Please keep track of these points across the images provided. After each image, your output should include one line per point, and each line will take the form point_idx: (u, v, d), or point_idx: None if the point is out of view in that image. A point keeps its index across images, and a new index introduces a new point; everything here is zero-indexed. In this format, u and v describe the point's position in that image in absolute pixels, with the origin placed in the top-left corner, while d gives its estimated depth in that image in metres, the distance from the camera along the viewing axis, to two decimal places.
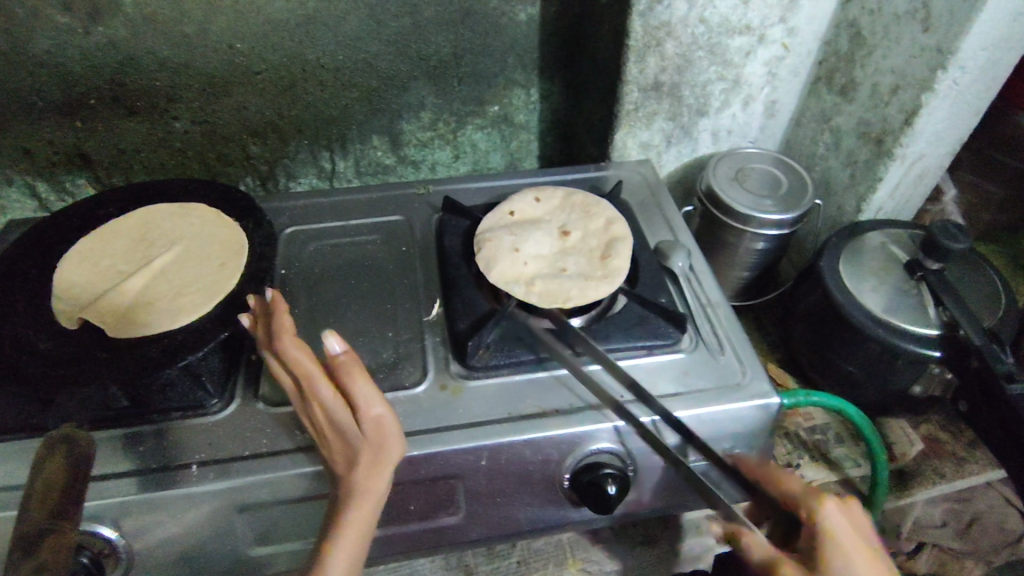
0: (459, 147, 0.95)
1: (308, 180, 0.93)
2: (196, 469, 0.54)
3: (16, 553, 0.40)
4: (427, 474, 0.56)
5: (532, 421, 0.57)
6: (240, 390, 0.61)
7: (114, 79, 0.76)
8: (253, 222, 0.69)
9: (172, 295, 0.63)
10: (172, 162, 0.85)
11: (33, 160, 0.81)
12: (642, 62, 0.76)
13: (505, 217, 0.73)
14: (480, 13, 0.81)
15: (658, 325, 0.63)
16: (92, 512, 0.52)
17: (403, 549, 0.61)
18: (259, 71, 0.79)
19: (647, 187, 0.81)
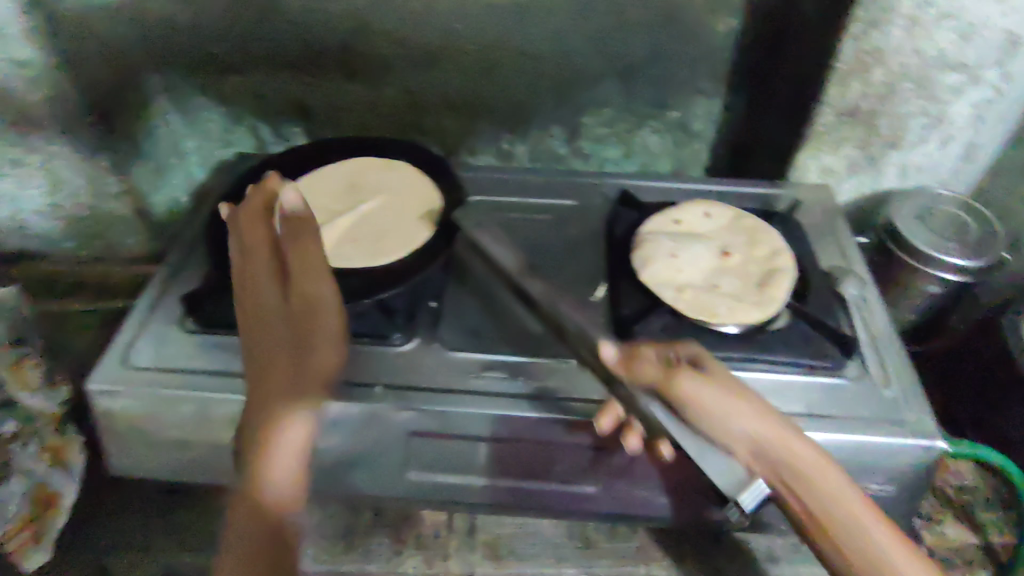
0: (631, 147, 0.98)
1: (485, 158, 0.99)
2: (379, 390, 0.61)
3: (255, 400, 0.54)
4: (576, 440, 0.60)
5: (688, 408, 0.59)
6: (421, 331, 0.66)
7: (347, 44, 0.85)
8: (448, 187, 0.76)
9: (377, 238, 0.70)
10: (374, 123, 0.94)
11: (262, 106, 0.92)
12: (844, 86, 0.75)
13: (676, 220, 0.73)
14: (684, 20, 0.84)
15: (825, 347, 0.64)
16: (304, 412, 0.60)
17: (537, 507, 0.65)
18: (470, 51, 0.86)
19: (823, 211, 0.81)
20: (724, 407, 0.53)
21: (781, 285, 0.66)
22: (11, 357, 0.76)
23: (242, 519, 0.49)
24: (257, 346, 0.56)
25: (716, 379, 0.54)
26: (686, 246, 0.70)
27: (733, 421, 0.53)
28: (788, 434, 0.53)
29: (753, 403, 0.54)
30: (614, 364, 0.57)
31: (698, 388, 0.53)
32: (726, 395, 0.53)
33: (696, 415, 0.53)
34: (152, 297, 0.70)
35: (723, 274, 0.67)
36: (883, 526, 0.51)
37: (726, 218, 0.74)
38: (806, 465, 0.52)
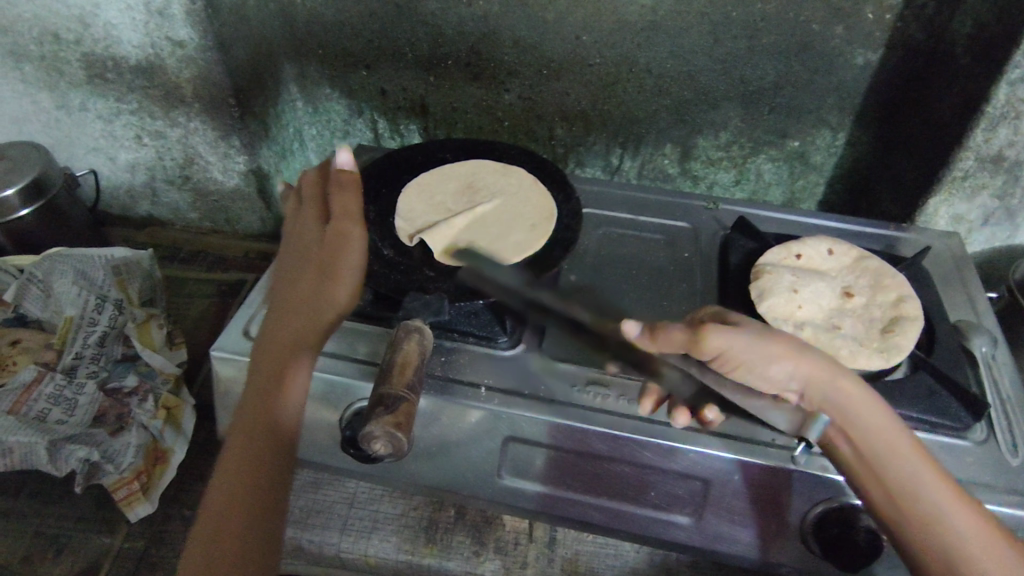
0: (744, 173, 0.96)
1: (593, 170, 0.99)
2: (483, 391, 0.62)
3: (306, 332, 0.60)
4: (677, 467, 0.59)
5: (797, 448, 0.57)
6: (526, 337, 0.67)
7: (474, 48, 0.87)
8: (564, 196, 0.76)
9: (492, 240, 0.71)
10: (488, 127, 0.96)
11: (385, 101, 0.96)
12: (991, 132, 0.71)
13: (797, 253, 0.71)
14: (818, 49, 0.82)
15: (949, 405, 0.60)
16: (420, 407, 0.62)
17: (623, 530, 0.64)
18: (593, 64, 0.86)
19: (952, 260, 0.76)
20: (758, 352, 0.51)
21: (908, 332, 0.63)
22: (143, 314, 0.82)
23: (227, 469, 0.53)
24: (275, 312, 0.61)
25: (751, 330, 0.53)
26: (806, 282, 0.67)
27: (770, 362, 0.51)
28: (833, 376, 0.51)
29: (790, 345, 0.52)
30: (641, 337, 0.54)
31: (729, 337, 0.51)
32: (761, 345, 0.51)
33: (731, 361, 0.52)
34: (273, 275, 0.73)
35: (846, 317, 0.65)
36: (917, 461, 0.49)
37: (849, 257, 0.71)
38: (844, 405, 0.50)
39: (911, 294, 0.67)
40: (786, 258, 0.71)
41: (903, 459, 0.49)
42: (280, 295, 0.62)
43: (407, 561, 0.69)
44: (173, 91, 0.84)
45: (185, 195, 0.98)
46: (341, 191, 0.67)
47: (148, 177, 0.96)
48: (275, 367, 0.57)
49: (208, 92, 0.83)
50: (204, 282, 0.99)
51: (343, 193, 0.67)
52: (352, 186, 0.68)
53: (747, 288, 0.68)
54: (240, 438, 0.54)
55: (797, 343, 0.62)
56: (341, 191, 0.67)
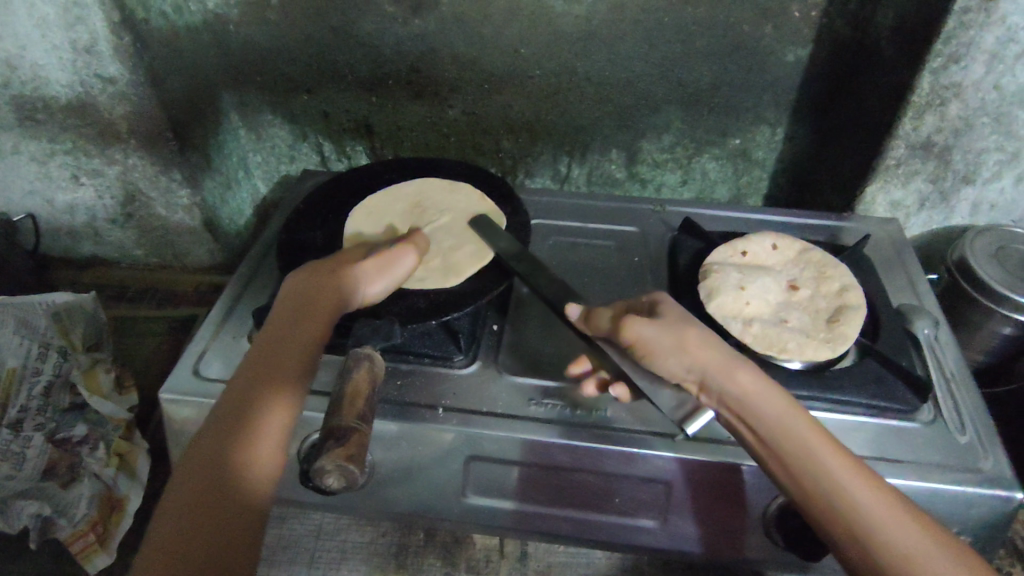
0: (690, 173, 0.98)
1: (542, 180, 1.00)
2: (440, 412, 0.61)
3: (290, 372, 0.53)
4: (639, 472, 0.59)
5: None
6: (482, 353, 0.67)
7: (413, 67, 0.87)
8: (512, 210, 0.77)
9: (442, 259, 0.71)
10: (435, 143, 0.96)
11: (329, 124, 0.95)
12: (918, 119, 0.73)
13: (743, 251, 0.72)
14: (751, 49, 0.83)
15: (897, 388, 0.61)
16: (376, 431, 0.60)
17: (592, 538, 0.64)
18: (533, 76, 0.87)
19: (893, 246, 0.79)
20: (669, 343, 0.52)
21: (852, 321, 0.64)
22: (87, 361, 0.81)
23: (185, 518, 0.44)
24: (254, 363, 0.53)
25: (666, 322, 0.53)
26: (752, 279, 0.69)
27: (678, 353, 0.51)
28: (732, 364, 0.51)
29: (700, 337, 0.52)
30: (580, 318, 0.57)
31: (645, 327, 0.52)
32: (676, 334, 0.52)
33: (646, 354, 0.52)
34: (221, 312, 0.72)
35: (794, 310, 0.66)
36: (834, 459, 0.47)
37: (793, 250, 0.73)
38: (766, 417, 0.49)
39: (856, 284, 0.68)
40: (732, 257, 0.72)
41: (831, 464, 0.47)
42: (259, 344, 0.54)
43: None
44: (108, 127, 0.82)
45: (129, 233, 0.96)
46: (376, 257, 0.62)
47: (89, 217, 0.94)
48: (254, 430, 0.49)
49: (144, 127, 0.81)
50: (155, 318, 0.99)
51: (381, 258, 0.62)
52: (400, 260, 0.63)
53: (696, 289, 0.68)
54: (194, 491, 0.45)
55: (746, 340, 0.63)
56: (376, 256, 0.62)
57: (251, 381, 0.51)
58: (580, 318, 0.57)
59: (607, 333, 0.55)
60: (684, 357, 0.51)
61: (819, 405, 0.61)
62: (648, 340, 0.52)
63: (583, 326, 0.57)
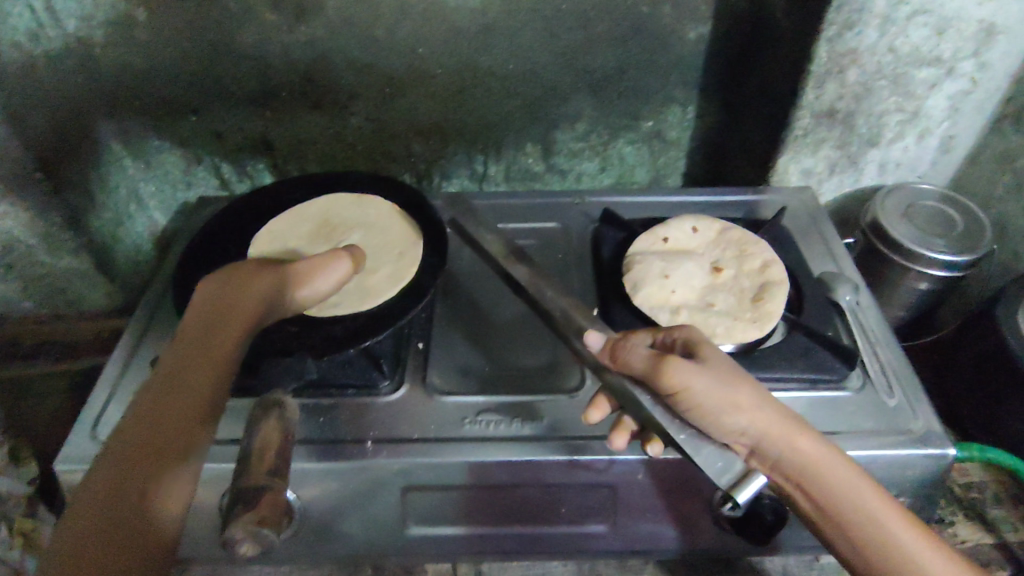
0: (607, 159, 0.96)
1: (459, 181, 0.96)
2: (369, 445, 0.57)
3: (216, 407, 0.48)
4: (583, 479, 0.57)
5: None
6: (409, 375, 0.63)
7: (306, 75, 0.82)
8: (427, 219, 0.73)
9: (355, 280, 0.66)
10: (341, 154, 0.91)
11: (224, 144, 0.89)
12: (820, 87, 0.73)
13: (664, 237, 0.71)
14: (651, 29, 0.82)
15: (825, 359, 0.62)
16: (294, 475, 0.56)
17: (545, 549, 0.62)
18: (434, 75, 0.83)
19: (809, 215, 0.79)
20: (721, 395, 0.48)
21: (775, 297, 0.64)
22: None
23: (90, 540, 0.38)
24: (190, 373, 0.47)
25: (712, 370, 0.49)
26: (675, 265, 0.68)
27: (729, 408, 0.48)
28: (791, 432, 0.48)
29: (752, 394, 0.49)
30: (607, 351, 0.55)
31: (692, 376, 0.48)
32: (723, 386, 0.48)
33: (690, 403, 0.49)
34: (120, 364, 0.65)
35: (720, 293, 0.66)
36: (880, 505, 0.47)
37: (711, 231, 0.73)
38: (813, 467, 0.47)
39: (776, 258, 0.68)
40: (655, 244, 0.71)
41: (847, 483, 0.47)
42: (188, 348, 0.49)
43: None
44: None
45: None
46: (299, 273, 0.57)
47: None
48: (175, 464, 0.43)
49: None
50: (52, 376, 0.90)
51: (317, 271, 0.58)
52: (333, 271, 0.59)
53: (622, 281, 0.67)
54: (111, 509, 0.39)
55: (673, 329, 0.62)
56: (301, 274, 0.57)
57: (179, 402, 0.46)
58: (609, 352, 0.55)
59: (643, 376, 0.52)
60: (731, 411, 0.48)
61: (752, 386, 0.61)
62: (692, 382, 0.48)
63: (613, 361, 0.55)
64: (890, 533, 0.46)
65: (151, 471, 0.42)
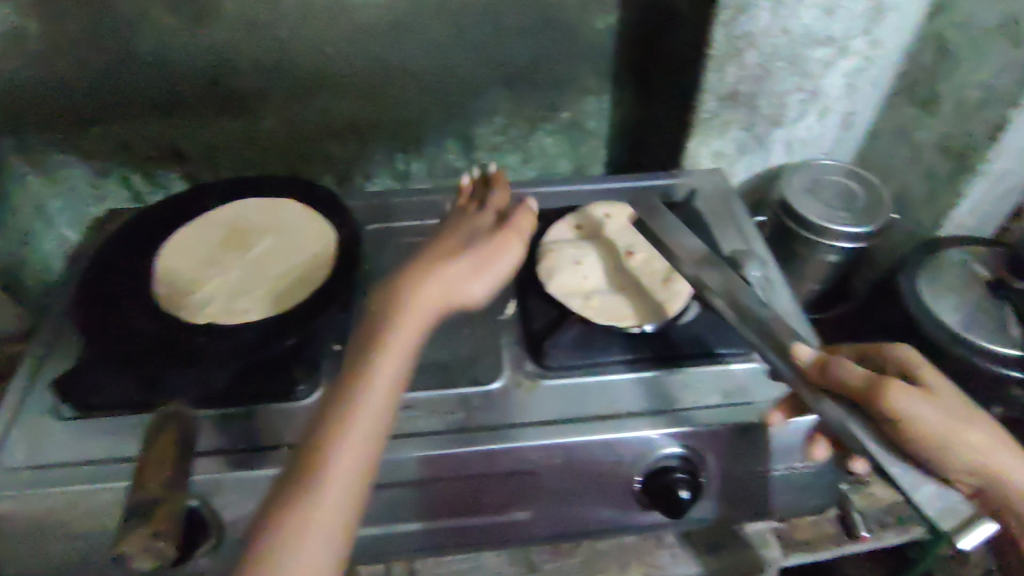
0: (529, 152, 0.97)
1: (382, 180, 0.95)
2: (284, 451, 0.56)
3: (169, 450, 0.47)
4: (502, 468, 0.58)
5: (618, 416, 0.59)
6: (325, 378, 0.63)
7: (211, 80, 0.80)
8: (340, 219, 0.72)
9: (267, 286, 0.66)
10: (257, 159, 0.89)
11: (131, 155, 0.85)
12: (721, 71, 0.76)
13: (575, 226, 0.73)
14: (559, 21, 0.83)
15: (731, 334, 0.64)
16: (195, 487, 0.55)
17: (473, 542, 0.62)
18: (346, 74, 0.83)
19: (720, 196, 0.82)
20: (948, 429, 0.45)
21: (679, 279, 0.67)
22: None
23: None
24: (336, 399, 0.45)
25: (936, 401, 0.46)
26: (587, 253, 0.70)
27: (963, 437, 0.45)
28: (966, 423, 0.45)
29: (980, 430, 0.45)
30: (815, 366, 0.48)
31: (919, 404, 0.44)
32: (948, 416, 0.45)
33: (918, 435, 0.44)
34: (21, 389, 0.63)
35: (631, 276, 0.68)
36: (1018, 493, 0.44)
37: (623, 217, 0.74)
38: (980, 459, 0.45)
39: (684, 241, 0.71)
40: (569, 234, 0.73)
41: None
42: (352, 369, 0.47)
43: None
44: None
45: None
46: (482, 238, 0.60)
47: None
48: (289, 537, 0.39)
49: None
50: None
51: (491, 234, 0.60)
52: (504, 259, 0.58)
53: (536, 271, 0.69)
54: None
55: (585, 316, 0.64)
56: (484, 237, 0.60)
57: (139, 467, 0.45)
58: (815, 370, 0.48)
59: (851, 391, 0.46)
60: (959, 446, 0.45)
61: (663, 364, 0.63)
62: (891, 390, 0.45)
63: (818, 381, 0.48)
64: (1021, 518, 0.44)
65: (288, 541, 0.39)
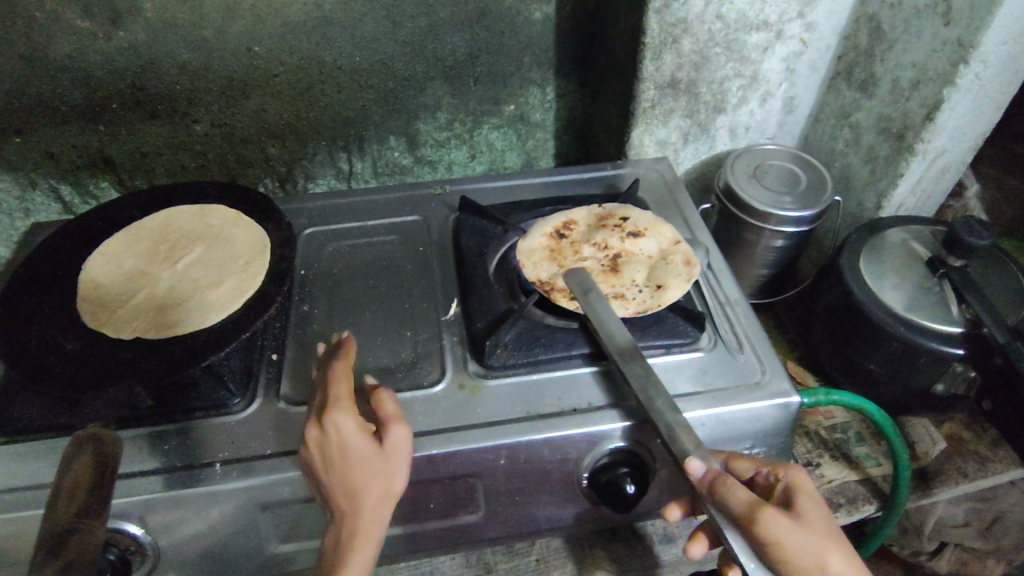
0: (475, 146, 0.96)
1: (326, 181, 0.93)
2: (218, 467, 0.54)
3: (92, 495, 0.44)
4: (445, 472, 0.56)
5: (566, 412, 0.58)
6: (262, 390, 0.61)
7: (135, 83, 0.77)
8: (273, 223, 0.70)
9: (197, 297, 0.64)
10: (192, 164, 0.86)
11: (58, 164, 0.82)
12: (658, 59, 0.75)
13: (570, 215, 0.72)
14: (496, 12, 0.82)
15: (677, 324, 0.63)
16: (118, 509, 0.53)
17: (423, 546, 0.61)
18: (278, 74, 0.80)
19: (664, 185, 0.82)
20: (813, 559, 0.44)
21: (683, 267, 0.66)
22: None
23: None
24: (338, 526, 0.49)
25: (805, 525, 0.46)
26: (592, 240, 0.69)
27: (826, 567, 0.44)
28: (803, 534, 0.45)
29: (846, 558, 0.45)
30: (705, 482, 0.47)
31: (783, 529, 0.44)
32: (815, 546, 0.45)
33: (781, 560, 0.44)
34: None
35: (625, 272, 0.66)
36: (815, 544, 0.45)
37: (622, 210, 0.73)
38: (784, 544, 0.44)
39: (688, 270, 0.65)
40: (598, 223, 0.72)
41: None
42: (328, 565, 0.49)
43: None
44: None
45: None
46: (364, 450, 0.49)
47: None
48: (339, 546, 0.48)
49: None
50: None
51: (367, 434, 0.50)
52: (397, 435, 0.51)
53: (535, 244, 0.69)
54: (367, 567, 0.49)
55: (568, 297, 0.62)
56: (366, 448, 0.49)
57: (77, 504, 0.43)
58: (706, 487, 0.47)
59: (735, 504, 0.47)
60: (817, 575, 0.44)
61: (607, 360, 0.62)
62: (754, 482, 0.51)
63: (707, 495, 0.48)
64: (815, 560, 0.44)
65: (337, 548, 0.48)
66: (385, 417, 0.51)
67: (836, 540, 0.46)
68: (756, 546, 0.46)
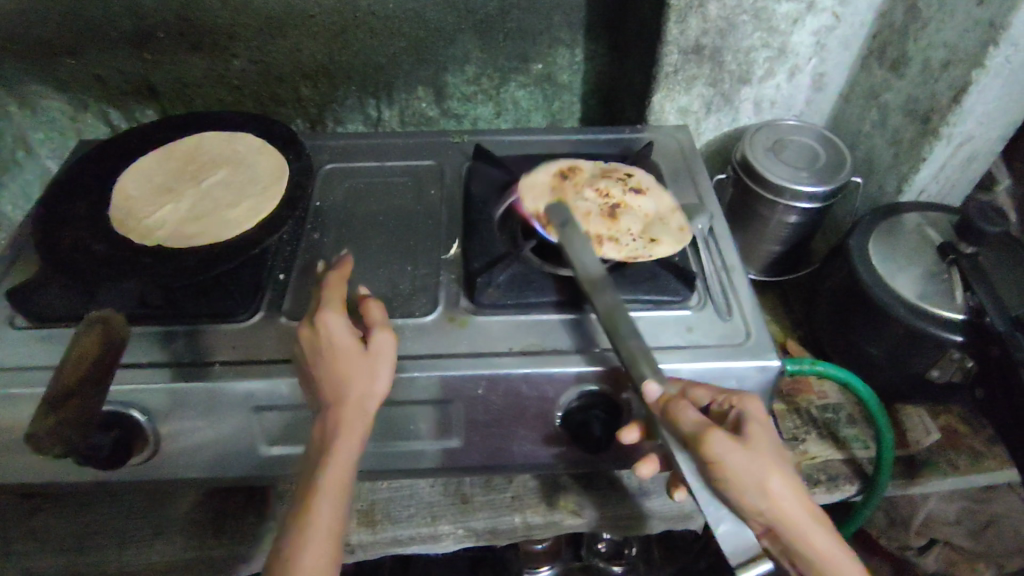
0: (502, 103, 0.97)
1: (355, 126, 0.96)
2: (218, 367, 0.59)
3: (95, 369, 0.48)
4: (425, 395, 0.59)
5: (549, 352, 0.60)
6: (267, 305, 0.65)
7: (181, 14, 0.81)
8: (294, 154, 0.73)
9: (216, 214, 0.68)
10: (230, 98, 0.91)
11: (106, 87, 0.87)
12: (682, 22, 0.75)
13: (579, 164, 0.74)
14: None
15: (668, 281, 0.64)
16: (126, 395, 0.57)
17: (402, 466, 0.65)
18: (314, 15, 0.84)
19: (680, 151, 0.82)
20: (754, 480, 0.47)
21: (677, 228, 0.67)
22: None
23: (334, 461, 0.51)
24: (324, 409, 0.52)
25: (751, 448, 0.48)
26: (595, 186, 0.70)
27: (766, 487, 0.47)
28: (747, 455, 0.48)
29: (787, 480, 0.48)
30: (660, 406, 0.50)
31: (727, 450, 0.47)
32: (758, 467, 0.47)
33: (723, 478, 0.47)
34: None
35: (621, 219, 0.67)
36: (757, 465, 0.47)
37: (630, 167, 0.74)
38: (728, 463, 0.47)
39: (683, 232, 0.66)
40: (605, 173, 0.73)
41: (788, 500, 0.47)
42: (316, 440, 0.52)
43: (195, 557, 0.65)
44: None
45: None
46: (351, 345, 0.53)
47: None
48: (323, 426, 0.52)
49: None
50: None
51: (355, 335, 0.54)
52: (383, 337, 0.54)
53: (541, 181, 0.70)
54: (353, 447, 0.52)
55: None
56: (353, 344, 0.53)
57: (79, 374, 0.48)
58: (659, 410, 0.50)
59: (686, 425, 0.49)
60: (756, 494, 0.47)
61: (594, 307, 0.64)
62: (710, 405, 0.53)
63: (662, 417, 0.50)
64: (757, 479, 0.47)
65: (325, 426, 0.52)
66: (372, 321, 0.55)
67: (778, 463, 0.48)
68: (702, 466, 0.49)
